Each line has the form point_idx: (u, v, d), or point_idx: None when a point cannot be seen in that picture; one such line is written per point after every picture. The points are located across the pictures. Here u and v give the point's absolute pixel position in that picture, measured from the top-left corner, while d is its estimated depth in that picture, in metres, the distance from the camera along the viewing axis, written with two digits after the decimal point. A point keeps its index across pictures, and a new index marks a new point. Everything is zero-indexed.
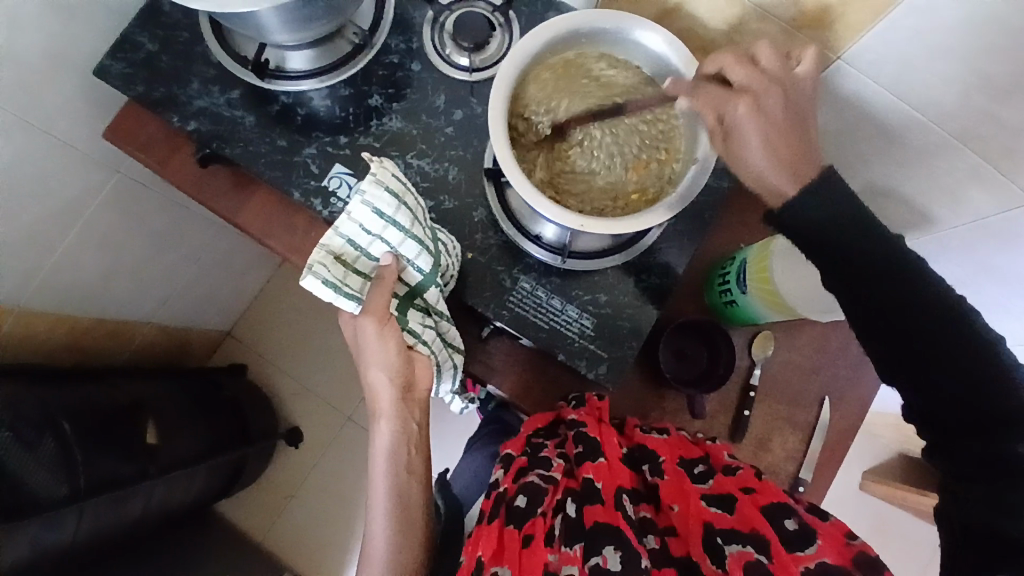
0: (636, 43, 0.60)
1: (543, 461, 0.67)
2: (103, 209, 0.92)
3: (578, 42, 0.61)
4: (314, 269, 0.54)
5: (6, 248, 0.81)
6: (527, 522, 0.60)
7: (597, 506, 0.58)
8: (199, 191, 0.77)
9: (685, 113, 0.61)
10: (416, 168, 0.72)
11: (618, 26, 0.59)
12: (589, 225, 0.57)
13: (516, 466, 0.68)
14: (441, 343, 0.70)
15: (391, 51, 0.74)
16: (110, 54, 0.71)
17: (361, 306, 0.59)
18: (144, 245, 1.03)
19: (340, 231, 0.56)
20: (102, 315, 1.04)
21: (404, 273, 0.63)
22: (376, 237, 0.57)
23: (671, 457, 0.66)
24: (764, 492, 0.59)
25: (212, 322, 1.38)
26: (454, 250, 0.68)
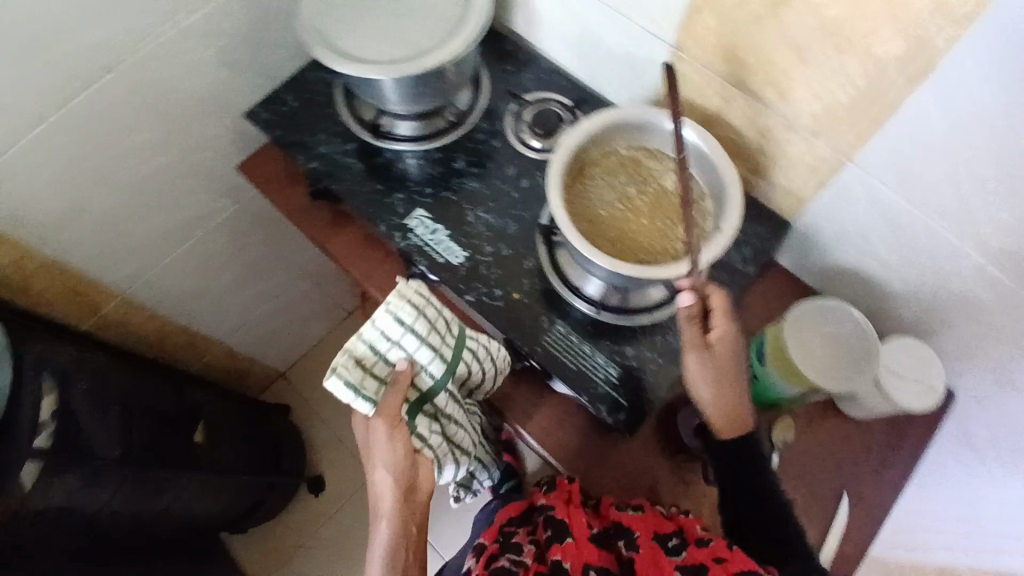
0: (670, 132, 0.74)
1: (514, 547, 0.71)
2: (217, 230, 1.10)
3: (627, 132, 0.75)
4: (337, 371, 0.64)
5: (136, 241, 0.98)
6: None
7: None
8: (302, 219, 0.94)
9: (714, 193, 0.73)
10: (483, 220, 0.86)
11: (660, 121, 0.73)
12: (622, 269, 0.67)
13: (487, 550, 0.73)
14: (446, 445, 0.75)
15: (479, 129, 0.91)
16: (262, 106, 0.92)
17: (376, 407, 0.67)
18: (238, 270, 1.20)
19: (365, 339, 0.68)
20: (186, 324, 1.18)
21: (417, 378, 0.71)
22: (396, 343, 0.68)
23: (646, 533, 0.68)
24: (735, 558, 0.63)
25: (271, 358, 1.50)
26: (482, 359, 0.76)
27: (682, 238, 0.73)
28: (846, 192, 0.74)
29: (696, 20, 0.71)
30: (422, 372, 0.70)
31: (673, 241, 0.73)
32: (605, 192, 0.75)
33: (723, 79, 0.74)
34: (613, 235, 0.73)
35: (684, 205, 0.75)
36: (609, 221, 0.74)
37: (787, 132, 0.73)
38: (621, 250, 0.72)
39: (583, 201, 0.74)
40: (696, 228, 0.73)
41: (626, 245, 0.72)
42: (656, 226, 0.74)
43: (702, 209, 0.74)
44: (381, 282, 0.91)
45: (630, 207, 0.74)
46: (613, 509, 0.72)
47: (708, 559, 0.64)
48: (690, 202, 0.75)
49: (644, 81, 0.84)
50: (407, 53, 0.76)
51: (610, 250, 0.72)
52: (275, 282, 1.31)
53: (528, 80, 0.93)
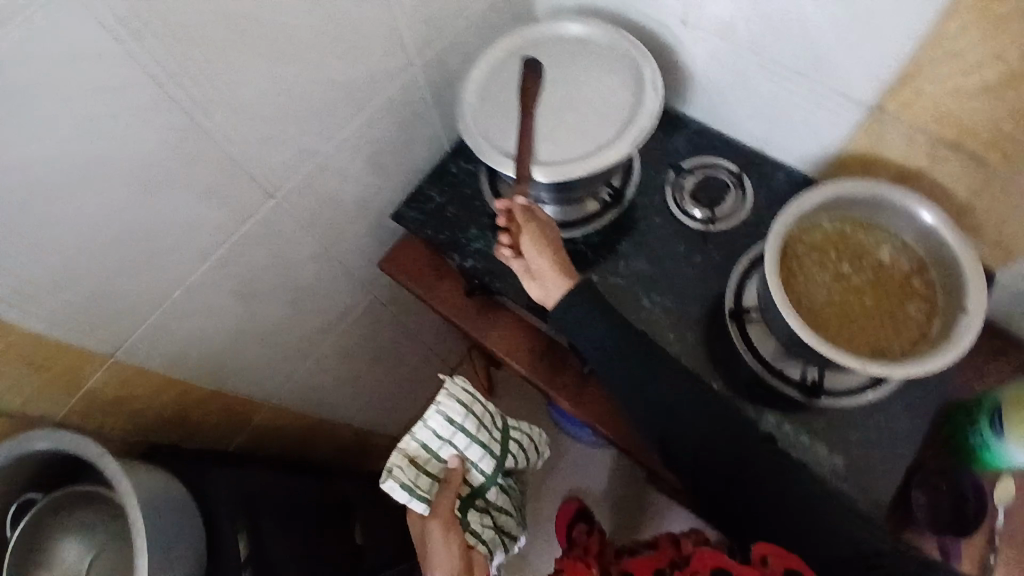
0: (890, 203, 0.68)
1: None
2: (353, 324, 1.07)
3: (834, 205, 0.70)
4: (393, 473, 0.71)
5: (285, 352, 0.96)
6: None
7: None
8: (456, 315, 0.91)
9: (943, 267, 0.67)
10: (660, 305, 0.81)
11: (877, 194, 0.67)
12: (866, 366, 0.62)
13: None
14: (497, 535, 0.82)
15: (638, 205, 0.86)
16: (408, 205, 0.89)
17: (430, 506, 0.73)
18: (370, 354, 1.18)
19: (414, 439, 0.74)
20: (325, 416, 1.17)
21: (470, 475, 0.77)
22: (446, 440, 0.74)
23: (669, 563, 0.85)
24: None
25: (392, 427, 1.48)
26: (523, 444, 0.84)
27: (914, 318, 0.67)
28: None
29: (906, 86, 0.65)
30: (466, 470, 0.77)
31: (905, 323, 0.67)
32: (818, 273, 0.69)
33: (933, 141, 0.69)
34: (837, 321, 0.67)
35: (907, 279, 0.69)
36: (831, 306, 0.68)
37: (1013, 192, 0.67)
38: (850, 340, 0.67)
39: (799, 288, 0.69)
40: (927, 306, 0.67)
41: (852, 331, 0.67)
42: (879, 305, 0.68)
43: (927, 283, 0.68)
44: (550, 376, 0.87)
45: (848, 287, 0.69)
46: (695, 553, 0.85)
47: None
48: (913, 275, 0.69)
49: (824, 141, 0.78)
50: (586, 150, 0.72)
51: (837, 339, 0.67)
52: (399, 360, 1.28)
53: (681, 147, 0.88)
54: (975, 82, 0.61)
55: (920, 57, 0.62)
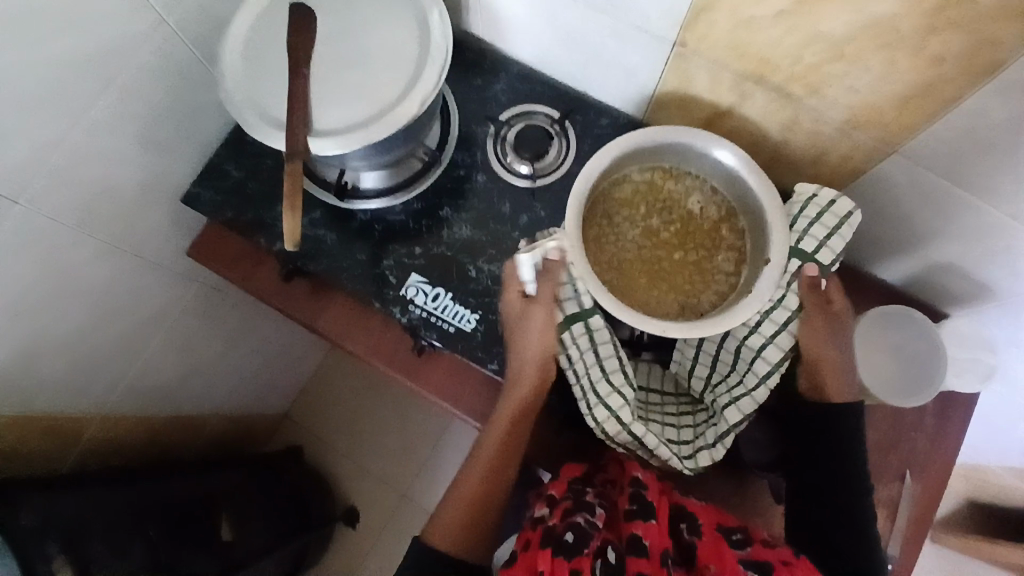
0: (687, 148, 0.64)
1: (587, 505, 0.63)
2: (184, 314, 0.98)
3: (640, 157, 0.66)
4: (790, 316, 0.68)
5: (100, 357, 0.87)
6: (575, 557, 0.57)
7: (643, 560, 0.57)
8: (281, 301, 0.83)
9: (749, 213, 0.66)
10: (488, 272, 0.76)
11: (678, 140, 0.64)
12: (671, 329, 0.61)
13: (559, 505, 0.64)
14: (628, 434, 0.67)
15: (458, 165, 0.79)
16: (200, 184, 0.80)
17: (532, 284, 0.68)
18: (218, 340, 1.10)
19: (818, 313, 0.68)
20: (178, 412, 1.10)
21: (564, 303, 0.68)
22: (822, 246, 0.67)
23: (710, 521, 0.65)
24: (799, 564, 0.60)
25: (272, 406, 1.42)
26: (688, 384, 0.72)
27: (722, 268, 0.67)
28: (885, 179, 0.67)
29: (703, 18, 0.60)
30: (596, 388, 0.67)
31: (712, 274, 0.67)
32: (628, 233, 0.68)
33: (736, 77, 0.65)
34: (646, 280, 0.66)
35: (716, 228, 0.68)
36: (640, 266, 0.67)
37: (817, 126, 0.65)
38: (659, 298, 0.66)
39: (606, 250, 0.67)
40: (733, 255, 0.67)
41: (662, 290, 0.66)
42: (689, 257, 0.68)
43: (736, 231, 0.67)
44: (388, 356, 0.81)
45: (657, 242, 0.68)
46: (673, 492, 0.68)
47: (775, 560, 0.60)
48: (722, 224, 0.68)
49: (639, 81, 0.73)
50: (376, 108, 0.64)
51: (648, 300, 0.66)
52: (258, 337, 1.21)
53: (502, 94, 0.81)
54: (770, 12, 0.56)
55: None
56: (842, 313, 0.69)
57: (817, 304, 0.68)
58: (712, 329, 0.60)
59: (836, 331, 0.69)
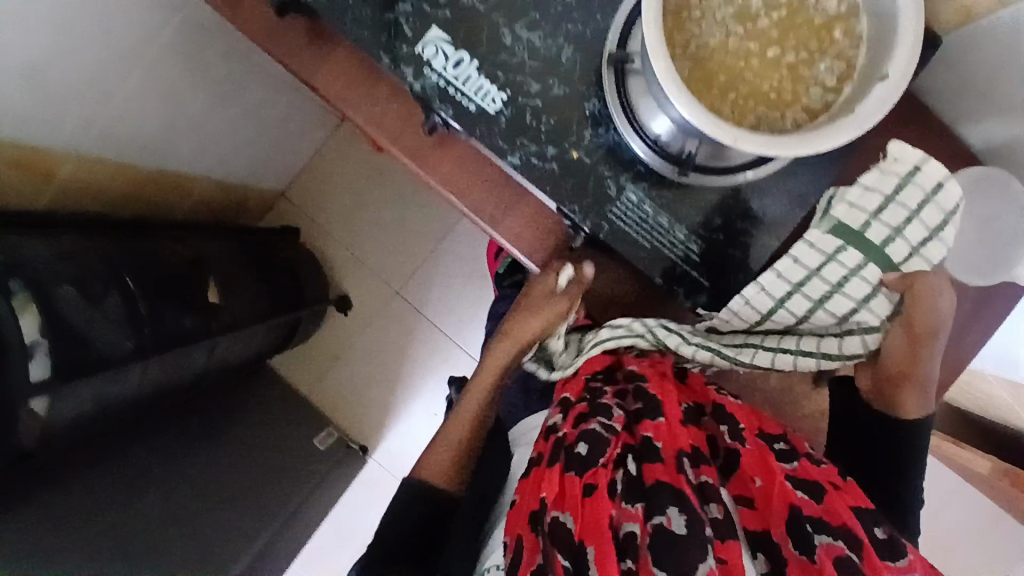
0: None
1: (604, 408, 0.63)
2: (161, 49, 0.84)
3: None
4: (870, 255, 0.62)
5: (63, 82, 0.75)
6: (589, 470, 0.57)
7: (657, 464, 0.56)
8: (272, 42, 0.69)
9: (879, 7, 0.50)
10: (525, 42, 0.61)
11: None
12: (742, 139, 0.49)
13: (575, 412, 0.64)
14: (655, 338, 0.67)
15: None
16: None
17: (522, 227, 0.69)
18: (204, 92, 0.96)
19: (925, 313, 0.62)
20: (162, 166, 1.01)
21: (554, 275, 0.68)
22: (913, 253, 0.62)
23: (750, 427, 0.64)
24: (849, 492, 0.59)
25: (267, 181, 1.34)
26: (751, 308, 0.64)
27: (821, 78, 0.52)
28: None
29: None
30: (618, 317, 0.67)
31: (805, 85, 0.52)
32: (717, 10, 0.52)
33: None
34: (726, 75, 0.52)
35: (826, 27, 0.52)
36: (721, 56, 0.52)
37: None
38: (734, 102, 0.52)
39: (683, 27, 0.51)
40: (841, 63, 0.52)
41: (742, 91, 0.52)
42: (787, 56, 0.52)
43: (854, 30, 0.52)
44: (393, 130, 0.70)
45: (750, 29, 0.52)
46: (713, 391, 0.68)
47: (825, 482, 0.59)
48: (839, 19, 0.52)
49: None
50: None
51: (721, 102, 0.51)
52: (251, 100, 1.07)
53: None
54: None
55: None
56: (922, 296, 0.61)
57: (918, 301, 0.61)
58: (793, 149, 0.48)
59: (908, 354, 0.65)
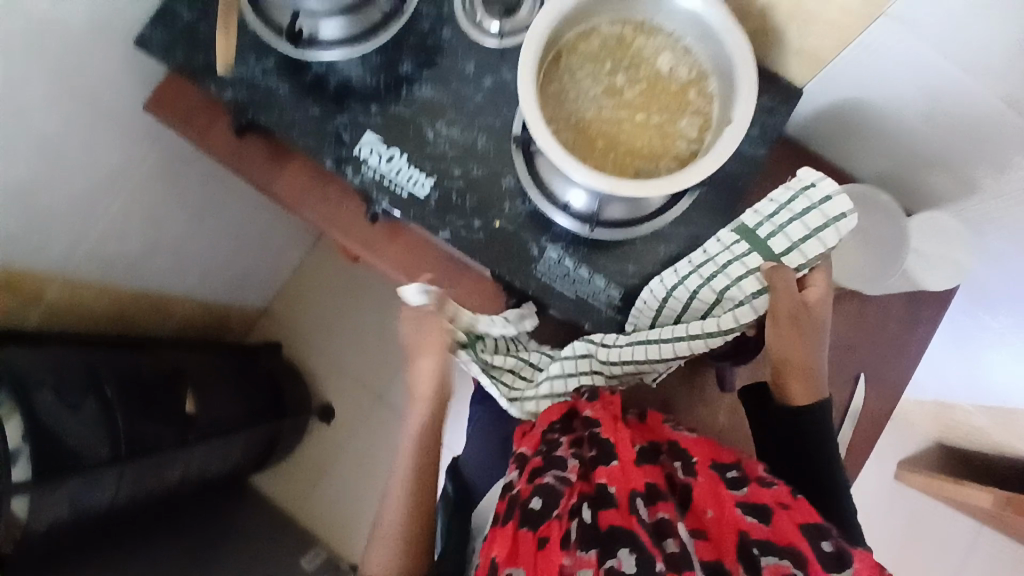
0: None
1: (559, 460, 0.60)
2: (143, 181, 0.95)
3: None
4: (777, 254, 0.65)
5: (54, 212, 0.85)
6: (543, 524, 0.54)
7: (612, 510, 0.54)
8: (235, 160, 0.80)
9: (720, 74, 0.61)
10: (446, 136, 0.72)
11: None
12: (619, 186, 0.57)
13: (529, 466, 0.61)
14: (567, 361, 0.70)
15: (422, 19, 0.73)
16: (150, 23, 0.74)
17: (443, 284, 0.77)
18: (184, 218, 1.07)
19: (787, 297, 0.63)
20: (145, 288, 1.10)
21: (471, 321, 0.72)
22: (795, 248, 0.65)
23: (704, 458, 0.63)
24: (798, 508, 0.56)
25: (249, 299, 1.42)
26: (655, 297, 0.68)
27: (685, 132, 0.62)
28: (874, 49, 0.62)
29: None
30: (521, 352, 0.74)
31: (674, 139, 0.62)
32: (590, 89, 0.63)
33: None
34: (604, 139, 0.62)
35: (683, 93, 0.63)
36: (599, 124, 0.62)
37: None
38: (615, 160, 0.61)
39: (564, 104, 0.62)
40: (699, 120, 0.62)
41: (619, 150, 0.62)
42: (654, 118, 0.63)
43: (705, 95, 0.63)
44: (342, 223, 0.79)
45: (619, 100, 0.63)
46: (667, 428, 0.68)
47: (773, 503, 0.56)
48: (691, 86, 0.63)
49: None
50: None
51: (602, 160, 0.62)
52: (229, 221, 1.18)
53: None
54: None
55: None
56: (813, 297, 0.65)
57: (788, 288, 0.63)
58: (661, 189, 0.57)
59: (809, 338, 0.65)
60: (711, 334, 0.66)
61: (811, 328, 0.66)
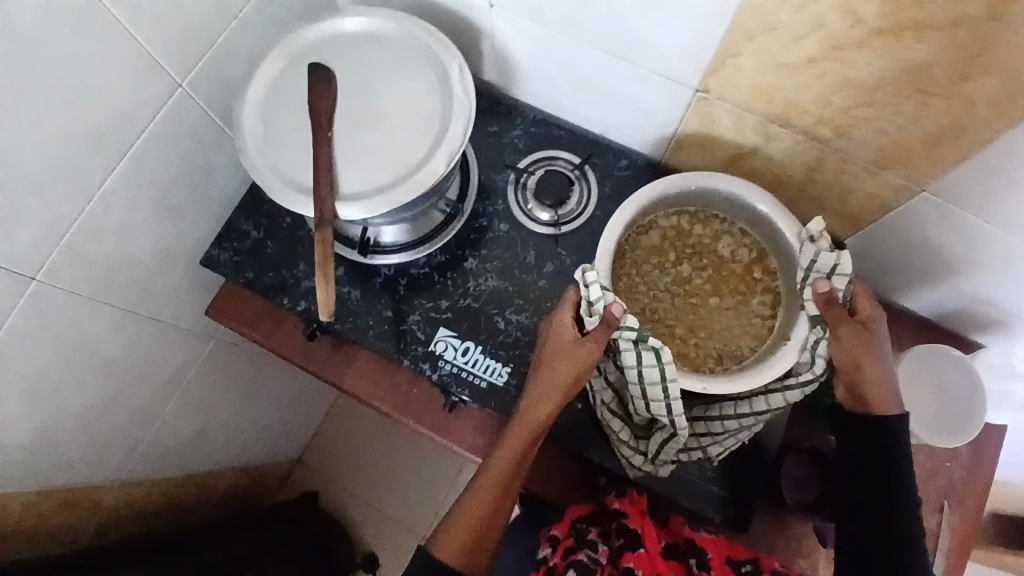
0: (712, 189, 0.68)
1: (591, 543, 0.68)
2: (199, 374, 0.95)
3: (667, 203, 0.70)
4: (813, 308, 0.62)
5: (118, 426, 0.84)
6: None
7: None
8: (304, 358, 0.80)
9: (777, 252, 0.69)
10: (517, 322, 0.75)
11: (699, 184, 0.68)
12: (711, 384, 0.63)
13: (562, 544, 0.68)
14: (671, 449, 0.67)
15: (479, 214, 0.78)
16: (218, 245, 0.77)
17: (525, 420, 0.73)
18: (232, 396, 1.07)
19: (846, 334, 0.61)
20: (194, 471, 1.07)
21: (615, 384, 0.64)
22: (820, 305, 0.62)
23: (718, 554, 0.68)
24: None
25: (285, 453, 1.40)
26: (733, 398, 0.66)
27: (757, 308, 0.70)
28: (915, 215, 0.68)
29: (727, 67, 0.61)
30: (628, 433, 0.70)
31: (748, 318, 0.71)
32: (663, 281, 0.72)
33: (762, 119, 0.65)
34: (684, 326, 0.70)
35: (748, 272, 0.71)
36: (676, 315, 0.71)
37: (844, 165, 0.66)
38: (699, 347, 0.70)
39: (641, 303, 0.71)
40: (769, 292, 0.70)
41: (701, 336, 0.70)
42: (726, 297, 0.71)
43: (767, 268, 0.70)
44: (416, 411, 0.78)
45: (690, 284, 0.72)
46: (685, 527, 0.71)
47: None
48: (753, 260, 0.71)
49: (658, 122, 0.74)
50: (406, 166, 0.63)
51: (687, 347, 0.70)
52: (271, 387, 1.18)
53: (519, 139, 0.82)
54: (797, 58, 0.56)
55: (739, 33, 0.57)
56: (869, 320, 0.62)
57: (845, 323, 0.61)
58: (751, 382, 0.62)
59: (875, 345, 0.61)
60: (790, 385, 0.63)
61: (862, 357, 0.62)
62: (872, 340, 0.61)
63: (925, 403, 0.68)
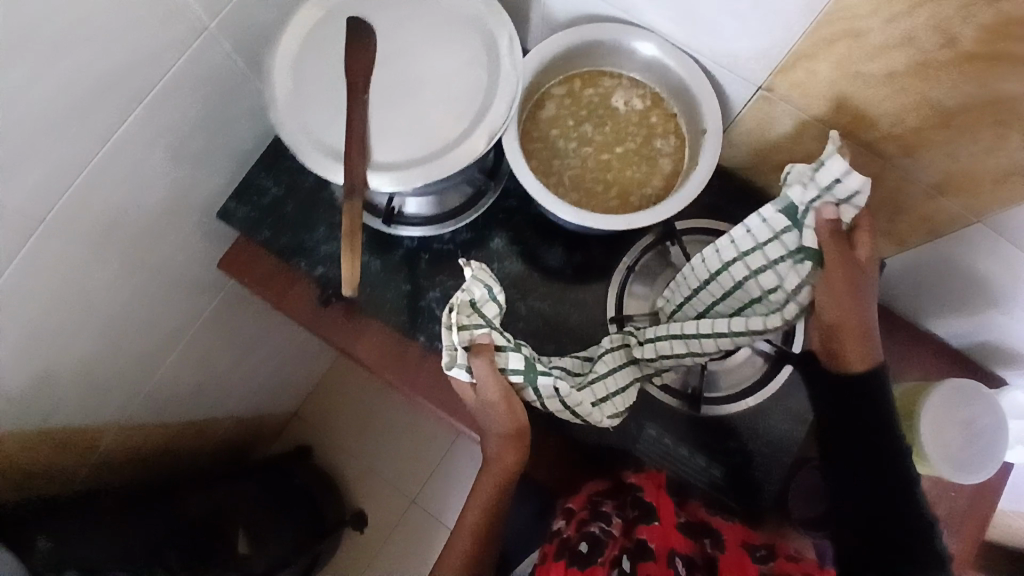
0: (596, 44, 0.64)
1: (603, 515, 0.64)
2: (203, 327, 0.93)
3: (554, 66, 0.66)
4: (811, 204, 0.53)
5: (116, 376, 0.82)
6: (588, 569, 0.59)
7: (651, 563, 0.58)
8: (313, 326, 0.75)
9: (673, 95, 0.66)
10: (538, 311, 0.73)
11: (583, 38, 0.64)
12: (635, 220, 0.60)
13: (576, 516, 0.66)
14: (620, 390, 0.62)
15: (510, 194, 0.75)
16: (236, 199, 0.77)
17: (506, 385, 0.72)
18: (234, 350, 1.05)
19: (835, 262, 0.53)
20: (192, 419, 1.06)
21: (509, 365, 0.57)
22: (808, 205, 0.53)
23: (735, 537, 0.62)
24: None
25: (283, 406, 1.39)
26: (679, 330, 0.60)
27: (664, 151, 0.67)
28: (967, 244, 0.64)
29: (799, 65, 0.57)
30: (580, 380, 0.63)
31: (657, 161, 0.67)
32: (566, 142, 0.68)
33: (821, 126, 0.62)
34: (592, 185, 0.67)
35: (646, 120, 0.68)
36: (591, 175, 0.67)
37: (901, 187, 0.63)
38: (614, 200, 0.67)
39: (554, 173, 0.67)
40: (673, 136, 0.67)
41: (611, 189, 0.67)
42: (628, 145, 0.68)
43: (665, 114, 0.68)
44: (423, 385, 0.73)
45: (589, 140, 0.68)
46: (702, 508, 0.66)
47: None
48: (652, 111, 0.68)
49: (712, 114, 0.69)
50: (443, 141, 0.59)
51: (601, 199, 0.67)
52: (275, 343, 1.16)
53: None
54: (877, 70, 0.52)
55: (817, 36, 0.53)
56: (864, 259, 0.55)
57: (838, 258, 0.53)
58: (679, 202, 0.60)
59: (866, 295, 0.55)
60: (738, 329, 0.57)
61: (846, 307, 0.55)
62: (864, 286, 0.55)
63: (953, 439, 0.65)
